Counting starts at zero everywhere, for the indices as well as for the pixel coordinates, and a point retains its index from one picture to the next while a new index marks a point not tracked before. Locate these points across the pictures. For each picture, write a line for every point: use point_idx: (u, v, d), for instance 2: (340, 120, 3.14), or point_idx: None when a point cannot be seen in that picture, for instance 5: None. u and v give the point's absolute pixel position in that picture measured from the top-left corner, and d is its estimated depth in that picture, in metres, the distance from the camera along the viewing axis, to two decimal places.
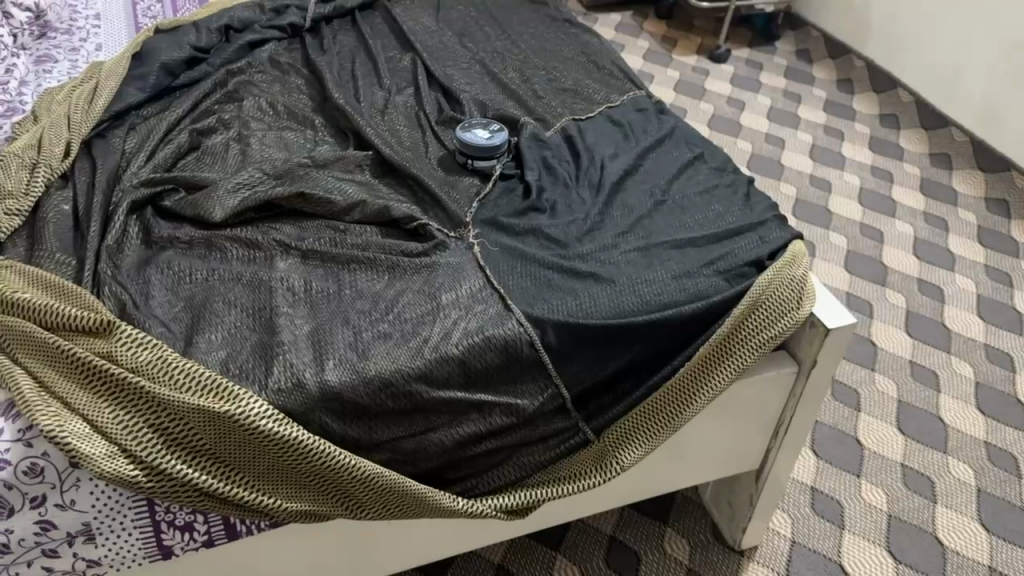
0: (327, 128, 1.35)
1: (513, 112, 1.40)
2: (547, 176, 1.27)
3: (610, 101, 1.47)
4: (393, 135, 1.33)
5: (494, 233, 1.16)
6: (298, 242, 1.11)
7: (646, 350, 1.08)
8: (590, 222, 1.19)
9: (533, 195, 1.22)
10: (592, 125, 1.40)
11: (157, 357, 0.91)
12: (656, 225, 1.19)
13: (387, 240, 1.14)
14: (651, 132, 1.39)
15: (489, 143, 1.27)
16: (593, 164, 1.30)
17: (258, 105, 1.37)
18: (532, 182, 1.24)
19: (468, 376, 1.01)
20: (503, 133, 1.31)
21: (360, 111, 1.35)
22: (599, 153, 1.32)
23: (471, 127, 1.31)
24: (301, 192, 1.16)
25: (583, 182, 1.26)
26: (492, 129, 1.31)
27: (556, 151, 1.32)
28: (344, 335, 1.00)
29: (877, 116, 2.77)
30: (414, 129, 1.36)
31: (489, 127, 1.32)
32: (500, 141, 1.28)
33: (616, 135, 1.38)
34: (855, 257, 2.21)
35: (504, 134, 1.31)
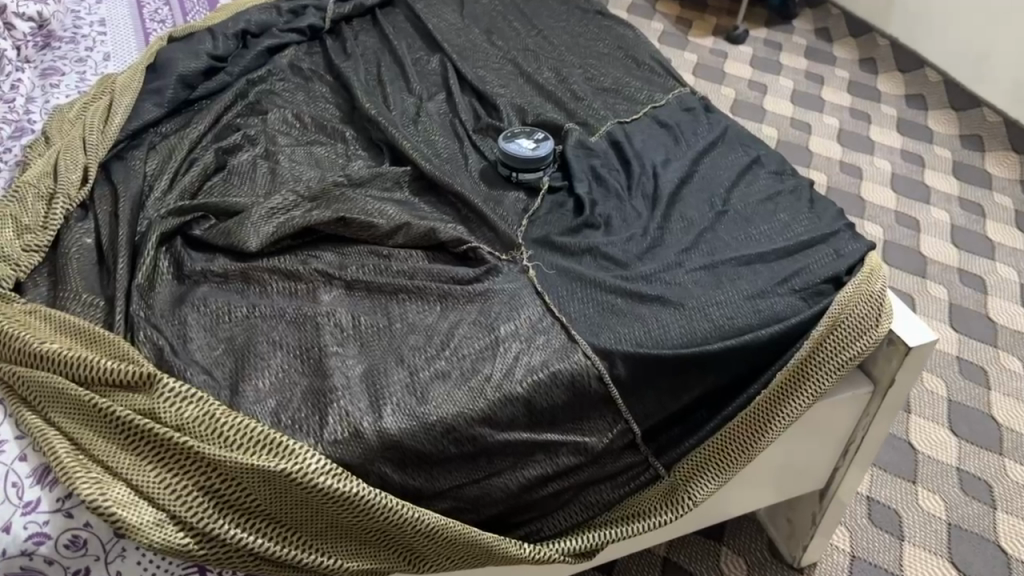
0: (359, 141, 1.27)
1: (554, 117, 1.32)
2: (598, 188, 1.19)
3: (654, 101, 1.39)
4: (429, 148, 1.25)
5: (549, 253, 1.09)
6: (341, 272, 1.03)
7: (719, 379, 1.01)
8: (650, 238, 1.11)
9: (585, 211, 1.14)
10: (638, 128, 1.32)
11: (203, 412, 0.84)
12: (720, 240, 1.11)
13: (435, 265, 1.06)
14: (702, 134, 1.31)
15: (534, 155, 1.19)
16: (645, 173, 1.22)
17: (283, 120, 1.29)
18: (583, 196, 1.17)
19: (534, 415, 0.94)
20: (548, 142, 1.22)
21: (392, 121, 1.27)
22: (650, 160, 1.24)
23: (513, 137, 1.23)
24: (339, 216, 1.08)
25: (637, 193, 1.18)
26: (537, 139, 1.22)
27: (605, 159, 1.24)
28: (399, 375, 0.93)
29: (903, 96, 2.68)
30: (451, 139, 1.28)
31: (533, 136, 1.23)
32: (545, 152, 1.20)
33: (665, 139, 1.30)
34: (892, 248, 2.14)
35: (550, 143, 1.22)
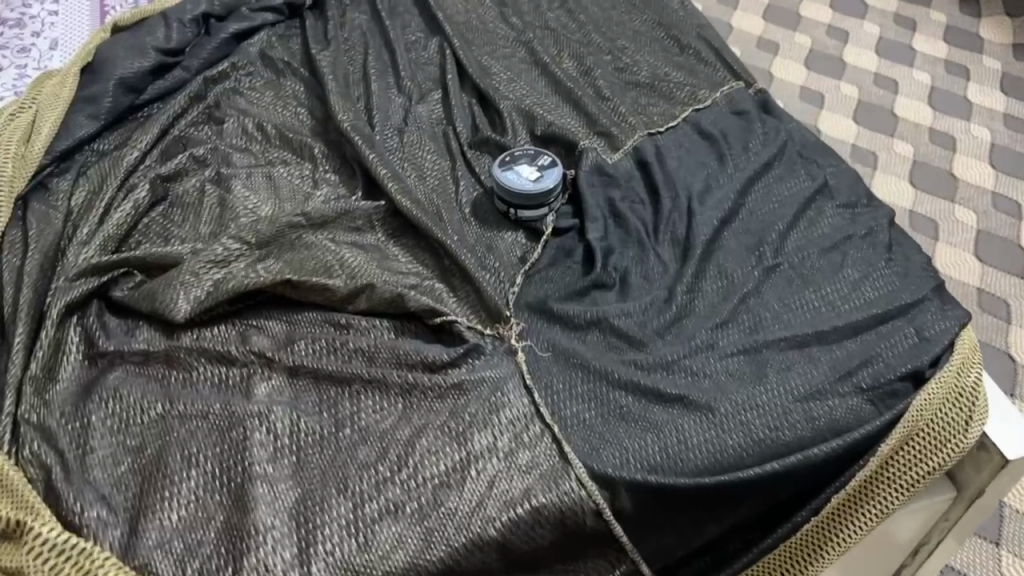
0: (330, 159, 1.05)
1: (568, 128, 1.07)
2: (616, 230, 0.96)
3: (697, 100, 1.12)
4: (412, 173, 1.02)
5: (546, 326, 0.86)
6: (284, 353, 0.83)
7: (756, 507, 0.79)
8: (676, 306, 0.87)
9: (597, 266, 0.91)
10: (673, 141, 1.06)
11: (80, 571, 0.67)
12: (768, 311, 0.87)
13: (402, 342, 0.85)
14: (755, 149, 1.05)
15: (537, 188, 0.95)
16: (678, 209, 0.97)
17: (243, 133, 1.08)
18: (595, 244, 0.93)
19: (511, 561, 0.74)
20: (557, 169, 0.98)
21: (370, 135, 1.04)
22: (685, 190, 0.99)
23: (514, 160, 0.98)
24: (287, 276, 0.87)
25: (664, 238, 0.94)
26: (542, 164, 0.98)
27: (628, 189, 0.99)
28: (340, 509, 0.74)
29: (1010, 45, 2.29)
30: (441, 158, 1.05)
31: (540, 159, 0.99)
32: (551, 184, 0.96)
33: (705, 158, 1.04)
34: (986, 240, 1.83)
35: (558, 168, 0.98)
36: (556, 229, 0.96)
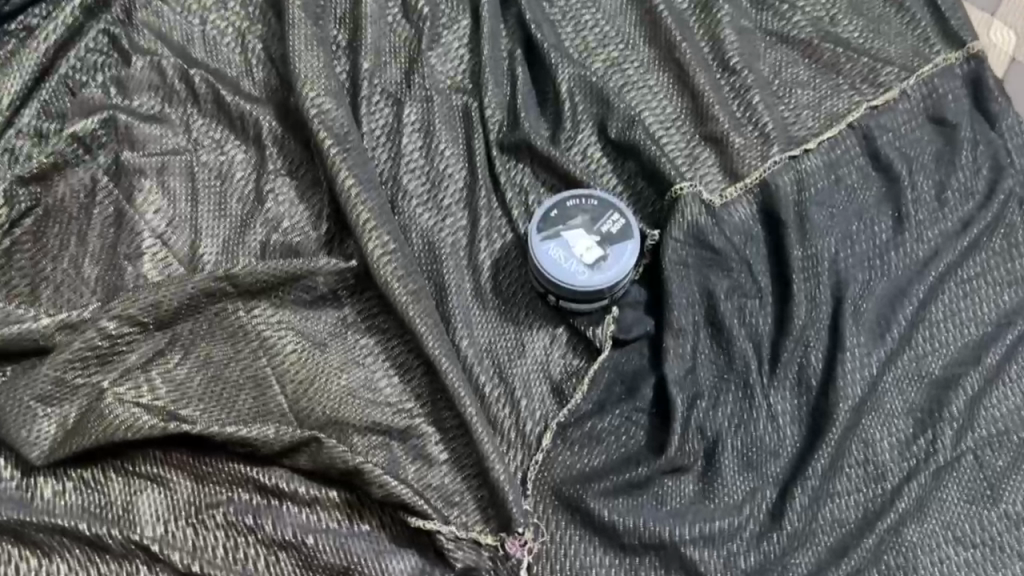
0: (287, 149, 0.68)
1: (659, 130, 0.69)
2: (711, 350, 0.61)
3: (875, 82, 0.69)
4: (409, 196, 0.67)
5: (577, 538, 0.56)
6: (179, 547, 0.56)
7: None
8: (786, 530, 0.56)
9: (673, 432, 0.58)
10: (826, 171, 0.66)
11: None
12: (925, 553, 0.56)
13: (357, 543, 0.56)
14: (950, 209, 0.66)
15: (591, 284, 0.59)
16: (814, 326, 0.61)
17: (162, 87, 0.71)
18: (675, 383, 0.59)
19: None
20: (632, 243, 0.60)
21: (350, 122, 0.67)
22: (830, 284, 0.63)
23: (567, 218, 0.61)
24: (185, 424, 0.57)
25: (785, 377, 0.60)
26: (610, 232, 0.61)
27: (742, 272, 0.63)
28: None
29: None
30: (457, 164, 0.68)
31: (608, 220, 0.61)
32: (615, 276, 0.59)
33: (870, 214, 0.66)
34: None
35: (635, 239, 0.60)
36: (618, 338, 0.62)
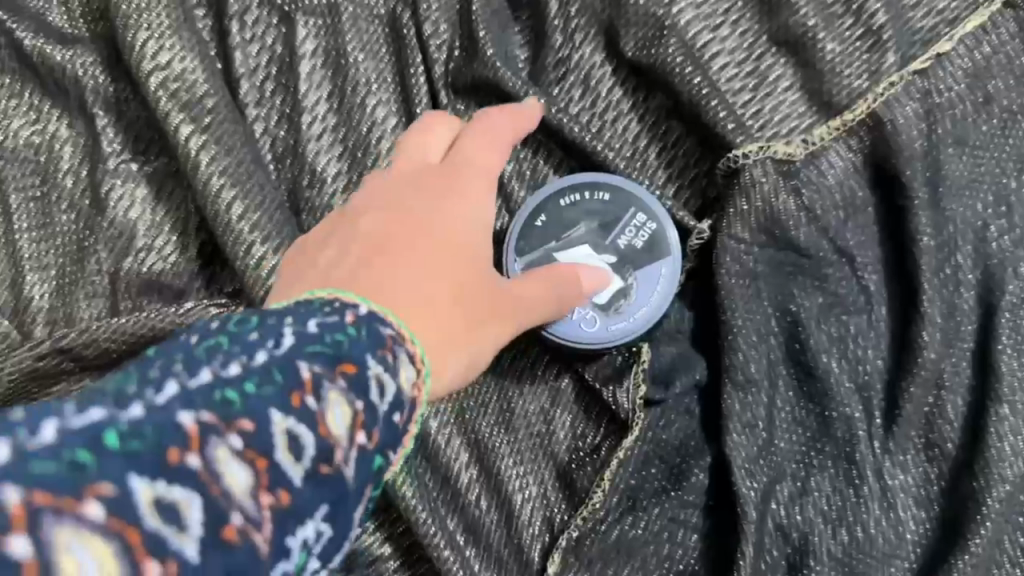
0: (129, 119, 0.45)
1: (703, 33, 0.43)
2: (795, 406, 0.41)
3: None
4: (321, 182, 0.43)
5: None
6: None
7: None
8: None
9: (742, 552, 0.39)
10: (970, 88, 0.41)
11: None
12: None
13: None
14: None
15: (609, 333, 0.41)
16: (952, 355, 0.40)
17: None
18: (743, 471, 0.39)
19: None
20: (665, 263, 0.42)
21: (214, 71, 0.43)
22: (975, 282, 0.41)
23: (564, 227, 0.43)
24: None
25: (907, 440, 0.40)
26: (631, 246, 0.42)
27: (842, 279, 0.41)
28: None
29: None
30: (390, 122, 0.44)
31: (627, 228, 0.42)
32: (646, 317, 0.41)
33: None
34: None
35: (671, 259, 0.42)
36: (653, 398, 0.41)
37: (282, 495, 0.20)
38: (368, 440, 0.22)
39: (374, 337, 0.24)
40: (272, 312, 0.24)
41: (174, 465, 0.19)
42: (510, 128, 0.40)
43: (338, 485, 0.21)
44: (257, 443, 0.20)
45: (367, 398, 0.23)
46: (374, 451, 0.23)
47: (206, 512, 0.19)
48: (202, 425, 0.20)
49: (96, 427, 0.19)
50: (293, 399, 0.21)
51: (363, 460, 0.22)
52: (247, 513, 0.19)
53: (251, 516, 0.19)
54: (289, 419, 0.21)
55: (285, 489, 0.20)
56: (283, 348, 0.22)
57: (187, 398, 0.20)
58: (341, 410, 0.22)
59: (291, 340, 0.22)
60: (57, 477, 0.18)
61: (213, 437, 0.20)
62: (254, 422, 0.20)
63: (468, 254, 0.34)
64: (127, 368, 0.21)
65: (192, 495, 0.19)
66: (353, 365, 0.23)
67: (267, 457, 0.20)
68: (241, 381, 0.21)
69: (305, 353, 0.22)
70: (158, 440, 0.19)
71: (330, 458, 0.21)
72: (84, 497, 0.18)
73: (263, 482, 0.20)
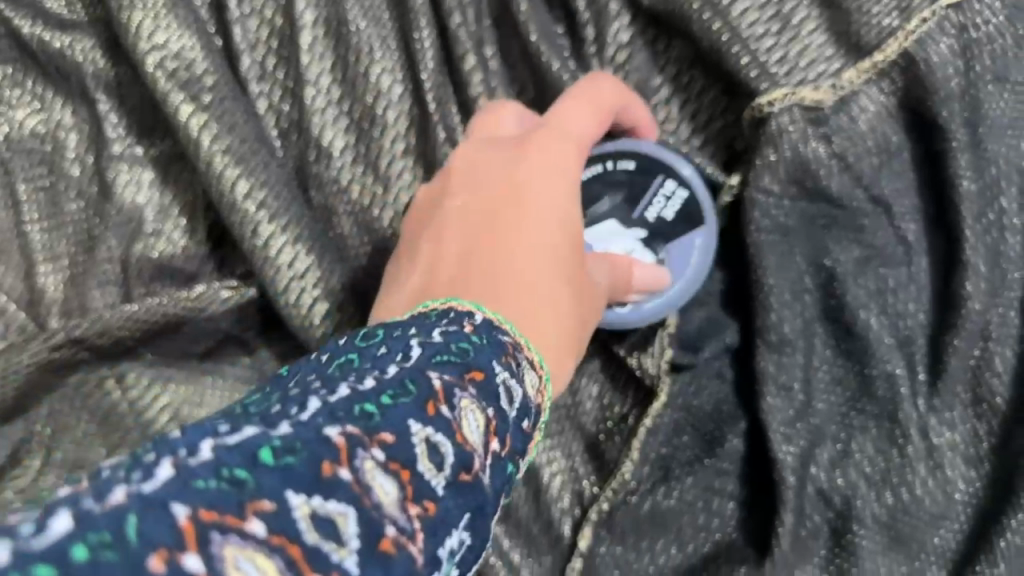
0: (131, 101, 0.44)
1: None
2: (832, 365, 0.39)
3: None
4: (328, 156, 0.42)
5: None
6: None
7: None
8: None
9: (781, 521, 0.37)
10: (1011, 20, 0.38)
11: None
12: None
13: None
14: None
15: (643, 312, 0.39)
16: (998, 306, 0.38)
17: None
18: (778, 434, 0.38)
19: None
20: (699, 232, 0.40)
21: (213, 49, 0.41)
22: (1022, 227, 0.38)
23: (587, 202, 0.41)
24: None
25: (954, 396, 0.38)
26: (661, 218, 0.41)
27: (879, 229, 0.39)
28: None
29: None
30: (397, 92, 0.42)
31: (655, 200, 0.41)
32: (681, 293, 0.39)
33: None
34: None
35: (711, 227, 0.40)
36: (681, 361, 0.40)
37: (430, 505, 0.19)
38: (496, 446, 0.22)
39: (493, 347, 0.25)
40: (395, 327, 0.24)
41: (331, 479, 0.17)
42: (614, 96, 0.38)
43: (476, 496, 0.20)
44: (405, 452, 0.19)
45: (494, 405, 0.23)
46: (503, 458, 0.22)
47: (365, 525, 0.17)
48: (350, 436, 0.18)
49: (251, 444, 0.17)
50: (429, 407, 0.20)
51: (497, 467, 0.22)
52: (400, 525, 0.18)
53: (404, 527, 0.18)
54: (429, 428, 0.20)
55: (430, 498, 0.19)
56: (411, 362, 0.22)
57: (331, 412, 0.19)
58: (474, 417, 0.21)
59: (419, 355, 0.22)
60: (219, 492, 0.16)
61: (363, 447, 0.18)
62: (398, 431, 0.19)
63: (569, 225, 0.33)
64: (269, 393, 0.21)
65: (347, 508, 0.17)
66: (480, 371, 0.23)
67: (412, 468, 0.19)
68: (379, 393, 0.20)
69: (432, 364, 0.22)
70: (314, 454, 0.18)
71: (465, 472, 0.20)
72: (245, 514, 0.16)
73: (412, 492, 0.19)
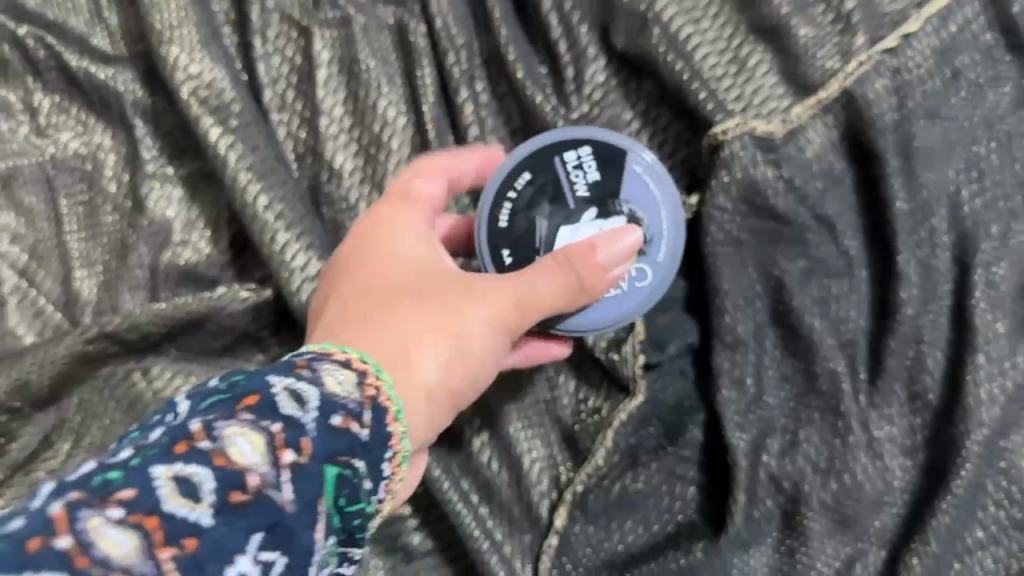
0: (166, 127, 0.50)
1: (685, 27, 0.45)
2: (782, 364, 0.44)
3: None
4: (338, 177, 0.48)
5: None
6: None
7: None
8: None
9: (735, 499, 0.42)
10: (938, 65, 0.44)
11: None
12: None
13: None
14: None
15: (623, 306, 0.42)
16: (929, 313, 0.43)
17: None
18: (732, 423, 0.43)
19: None
20: (638, 168, 0.42)
21: (239, 82, 0.47)
22: (950, 245, 0.44)
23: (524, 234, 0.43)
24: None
25: (891, 393, 0.43)
26: (591, 185, 0.42)
27: (822, 243, 0.44)
28: None
29: None
30: (400, 122, 0.48)
31: (573, 173, 0.43)
32: (674, 229, 0.42)
33: (1005, 122, 0.45)
34: None
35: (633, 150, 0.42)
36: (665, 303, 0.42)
37: (189, 541, 0.24)
38: (291, 456, 0.27)
39: (277, 369, 0.30)
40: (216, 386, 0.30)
41: (45, 544, 0.22)
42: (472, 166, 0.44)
43: (251, 511, 0.26)
44: (143, 504, 0.24)
45: (277, 418, 0.28)
46: (307, 468, 0.28)
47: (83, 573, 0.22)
48: (70, 505, 0.23)
49: None
50: (178, 447, 0.26)
51: (292, 478, 0.27)
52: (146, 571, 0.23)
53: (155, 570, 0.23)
54: (174, 465, 0.25)
55: (183, 537, 0.24)
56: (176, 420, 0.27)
57: (61, 490, 0.24)
58: (218, 449, 0.26)
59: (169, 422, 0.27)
60: None
61: (82, 511, 0.23)
62: (136, 486, 0.24)
63: (407, 286, 0.39)
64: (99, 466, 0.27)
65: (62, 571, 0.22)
66: (254, 396, 0.28)
67: (154, 516, 0.24)
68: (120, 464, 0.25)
69: (198, 413, 0.27)
70: (25, 536, 0.22)
71: (235, 488, 0.26)
72: None
73: (160, 537, 0.24)
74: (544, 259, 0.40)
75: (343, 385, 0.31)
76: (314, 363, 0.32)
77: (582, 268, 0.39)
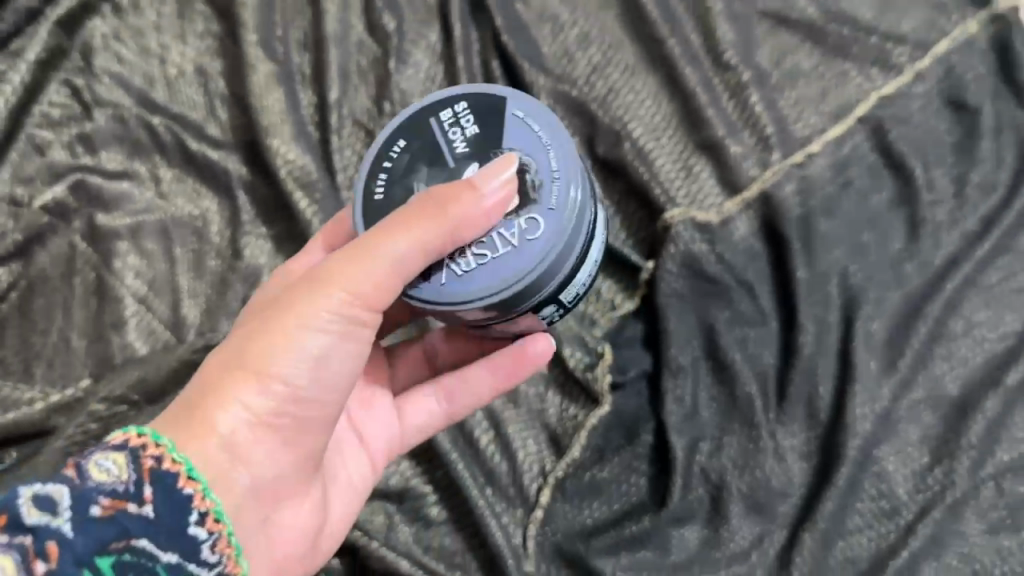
0: (260, 197, 0.67)
1: (649, 142, 0.63)
2: (714, 388, 0.59)
3: (887, 66, 0.64)
4: None
5: None
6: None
7: None
8: None
9: (675, 484, 0.56)
10: (830, 176, 0.61)
11: None
12: None
13: None
14: (966, 212, 0.61)
15: (532, 252, 0.46)
16: (822, 353, 0.58)
17: (127, 138, 0.68)
18: (674, 429, 0.57)
19: None
20: (521, 112, 0.48)
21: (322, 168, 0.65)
22: (838, 305, 0.60)
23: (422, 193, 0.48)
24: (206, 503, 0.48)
25: (793, 412, 0.58)
26: (473, 133, 0.49)
27: (744, 300, 0.60)
28: None
29: None
30: None
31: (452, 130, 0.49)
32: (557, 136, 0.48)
33: (881, 219, 0.61)
34: None
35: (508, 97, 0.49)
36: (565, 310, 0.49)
37: None
38: (130, 508, 0.39)
39: (48, 480, 0.39)
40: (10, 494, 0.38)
41: None
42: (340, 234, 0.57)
43: None
44: None
45: (30, 528, 0.37)
46: (115, 518, 0.39)
47: None
48: None
49: None
50: None
51: (56, 574, 0.37)
52: None
53: None
54: None
55: None
56: None
57: None
58: (19, 547, 0.37)
59: None
60: None
61: None
62: None
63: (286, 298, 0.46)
64: None
65: None
66: (4, 517, 0.37)
67: None
68: None
69: None
70: None
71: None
72: None
73: None
74: (418, 213, 0.44)
75: (108, 476, 0.39)
76: (85, 457, 0.40)
77: (447, 246, 0.45)
